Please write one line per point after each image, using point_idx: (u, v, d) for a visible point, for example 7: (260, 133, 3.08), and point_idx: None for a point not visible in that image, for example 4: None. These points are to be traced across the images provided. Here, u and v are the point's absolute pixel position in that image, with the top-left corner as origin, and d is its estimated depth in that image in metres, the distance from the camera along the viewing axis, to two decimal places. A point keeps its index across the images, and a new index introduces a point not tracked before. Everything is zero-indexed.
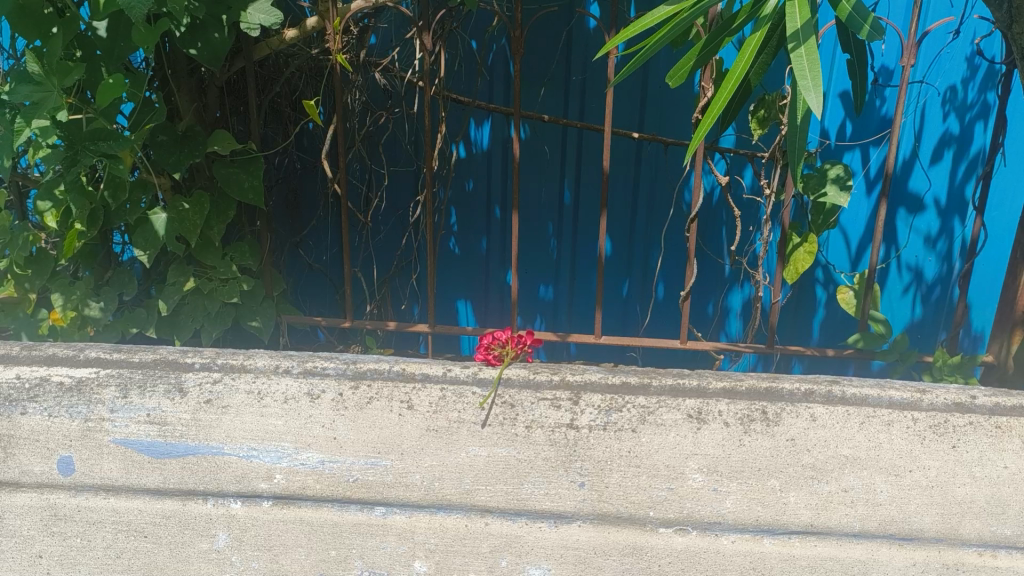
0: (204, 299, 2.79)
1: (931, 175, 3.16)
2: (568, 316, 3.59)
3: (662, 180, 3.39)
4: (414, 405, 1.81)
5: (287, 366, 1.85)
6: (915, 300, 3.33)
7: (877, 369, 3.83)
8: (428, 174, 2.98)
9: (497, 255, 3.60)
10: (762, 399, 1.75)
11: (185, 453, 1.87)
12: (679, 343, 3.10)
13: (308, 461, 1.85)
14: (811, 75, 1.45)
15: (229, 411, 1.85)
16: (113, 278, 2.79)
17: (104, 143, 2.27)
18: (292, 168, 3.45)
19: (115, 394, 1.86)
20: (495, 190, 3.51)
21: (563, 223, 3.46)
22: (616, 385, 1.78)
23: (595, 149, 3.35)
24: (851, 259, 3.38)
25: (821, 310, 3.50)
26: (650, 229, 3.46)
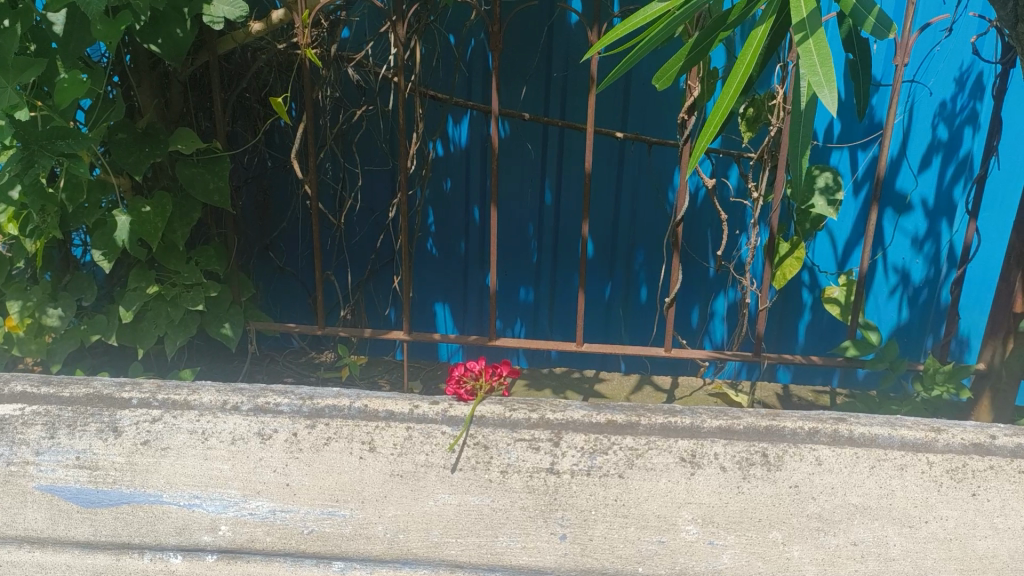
0: (168, 306, 2.65)
1: (920, 177, 3.00)
2: (549, 322, 3.41)
3: (647, 181, 3.21)
4: (377, 447, 1.64)
5: (235, 403, 1.68)
6: (902, 303, 3.17)
7: (864, 376, 3.69)
8: (402, 177, 2.80)
9: (476, 257, 3.41)
10: (761, 438, 1.60)
11: (118, 502, 1.68)
12: (664, 351, 2.94)
13: (257, 510, 1.66)
14: (824, 72, 1.24)
15: (170, 453, 1.66)
16: (72, 283, 2.66)
17: (62, 141, 2.02)
18: (263, 167, 3.23)
19: (41, 435, 1.67)
20: (473, 190, 3.32)
21: (543, 226, 3.28)
22: (601, 424, 1.62)
23: (579, 149, 3.16)
24: (838, 261, 3.23)
25: (806, 315, 3.34)
26: (634, 231, 3.29)
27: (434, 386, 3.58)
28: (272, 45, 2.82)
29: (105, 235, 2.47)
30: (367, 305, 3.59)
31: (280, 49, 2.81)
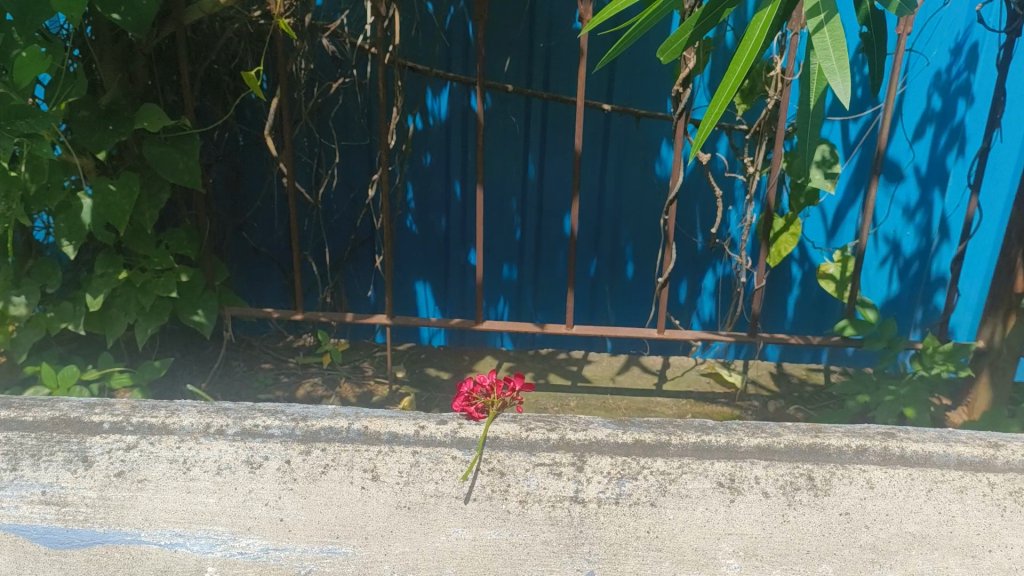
0: (137, 292, 2.46)
1: (914, 148, 2.84)
2: (534, 301, 3.24)
3: (635, 153, 3.03)
4: (380, 475, 1.48)
5: (220, 426, 1.51)
6: (892, 275, 3.02)
7: (853, 352, 3.46)
8: (382, 152, 2.62)
9: (459, 233, 3.20)
10: (804, 458, 1.46)
11: (91, 542, 1.49)
12: (657, 333, 2.82)
13: (249, 550, 1.47)
14: (836, 57, 1.30)
15: (147, 487, 1.49)
16: (34, 268, 2.45)
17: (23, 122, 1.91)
18: (234, 144, 2.96)
19: (2, 466, 1.50)
20: (455, 163, 3.10)
21: (526, 201, 3.09)
22: (628, 444, 1.47)
23: (564, 121, 2.97)
24: (827, 233, 3.10)
25: (795, 289, 3.21)
26: (621, 206, 3.10)
27: (419, 371, 3.33)
28: (241, 14, 2.58)
29: (68, 219, 2.26)
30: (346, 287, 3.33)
31: (251, 18, 2.58)
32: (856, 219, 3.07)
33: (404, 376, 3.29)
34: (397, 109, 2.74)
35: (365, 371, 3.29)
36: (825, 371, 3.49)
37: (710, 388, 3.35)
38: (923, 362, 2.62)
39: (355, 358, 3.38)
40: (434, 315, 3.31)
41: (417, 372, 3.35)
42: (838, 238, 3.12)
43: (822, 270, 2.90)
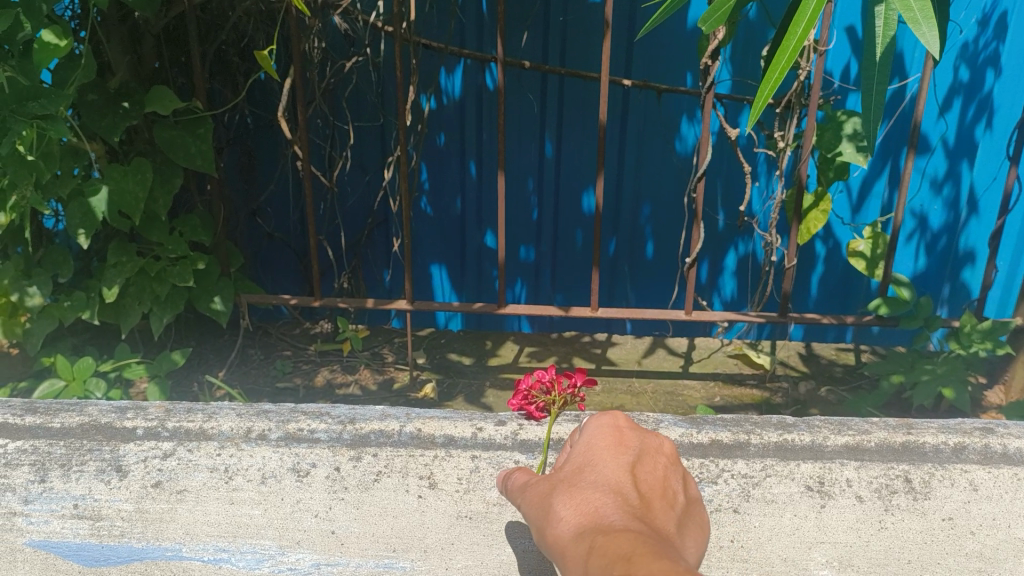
0: (152, 282, 2.35)
1: (944, 120, 2.74)
2: (552, 282, 3.09)
3: (654, 128, 2.89)
4: (438, 482, 1.38)
5: (262, 430, 1.45)
6: (919, 250, 2.93)
7: (879, 330, 3.30)
8: (400, 130, 2.47)
9: (475, 215, 3.02)
10: (897, 457, 1.39)
11: (128, 559, 1.34)
12: (685, 315, 2.69)
13: (298, 565, 1.32)
14: (921, 10, 1.31)
15: (186, 499, 1.37)
16: (46, 258, 2.32)
17: (34, 103, 1.79)
18: (244, 125, 2.79)
19: (30, 478, 1.40)
20: (471, 143, 2.93)
21: (544, 180, 2.94)
22: (703, 444, 1.39)
23: (582, 97, 2.83)
24: (853, 209, 2.98)
25: (819, 267, 3.09)
26: (640, 183, 2.96)
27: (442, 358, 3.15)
28: None
29: (81, 206, 2.13)
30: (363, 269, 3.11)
31: None
32: (883, 194, 2.95)
33: (425, 362, 3.13)
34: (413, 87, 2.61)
35: (384, 357, 3.14)
36: (854, 351, 3.32)
37: (738, 369, 3.19)
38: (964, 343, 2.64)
39: (374, 344, 3.22)
40: (451, 299, 3.15)
41: (437, 357, 3.18)
42: (864, 214, 2.98)
43: (851, 247, 2.76)
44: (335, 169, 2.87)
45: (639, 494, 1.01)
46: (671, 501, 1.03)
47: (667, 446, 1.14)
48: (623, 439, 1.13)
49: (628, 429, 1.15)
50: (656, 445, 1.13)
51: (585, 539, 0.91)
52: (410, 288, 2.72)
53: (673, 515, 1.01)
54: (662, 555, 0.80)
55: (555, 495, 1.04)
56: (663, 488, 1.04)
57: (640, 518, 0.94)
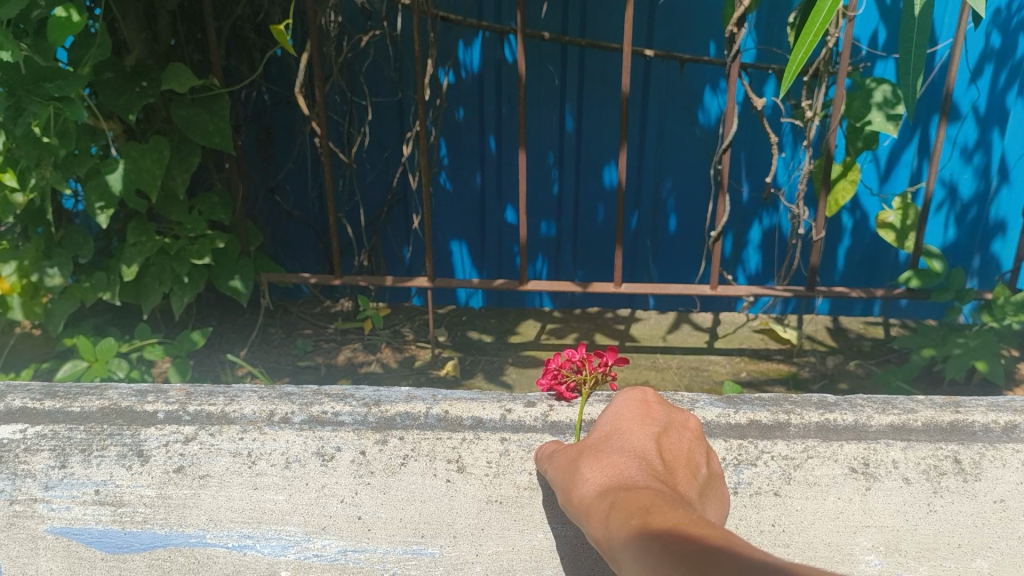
0: (172, 262, 2.31)
1: (976, 86, 2.66)
2: (573, 258, 3.03)
3: (677, 99, 2.81)
4: (466, 466, 1.34)
5: (285, 414, 1.41)
6: (948, 221, 2.85)
7: (906, 303, 3.23)
8: (419, 103, 2.41)
9: (495, 191, 2.96)
10: (946, 438, 1.33)
11: (151, 545, 1.32)
12: (710, 290, 2.62)
13: (325, 552, 1.30)
14: None
15: (210, 484, 1.34)
16: (66, 239, 2.28)
17: (51, 83, 1.77)
18: (261, 103, 2.75)
19: (50, 464, 1.37)
20: (490, 118, 2.86)
21: (564, 155, 2.88)
22: (741, 425, 1.34)
23: (604, 69, 2.75)
24: (881, 179, 2.89)
25: (846, 239, 3.01)
26: (662, 157, 2.89)
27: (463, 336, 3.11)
28: None
29: (99, 185, 2.07)
30: (382, 246, 3.06)
31: None
32: (912, 163, 2.86)
33: (446, 340, 3.09)
34: (431, 60, 2.55)
35: (405, 335, 3.10)
36: (882, 325, 3.24)
37: (764, 344, 3.13)
38: (995, 314, 2.56)
39: (394, 322, 3.18)
40: (470, 276, 3.10)
41: (459, 335, 3.14)
42: (892, 185, 2.90)
43: (879, 218, 2.67)
44: (353, 146, 2.80)
45: (663, 461, 1.03)
46: (693, 471, 1.05)
47: (693, 421, 1.17)
48: (649, 412, 1.16)
49: (655, 404, 1.17)
50: (682, 420, 1.16)
51: (606, 495, 0.94)
52: (430, 266, 2.67)
53: (695, 483, 1.03)
54: (677, 508, 0.84)
55: (581, 458, 1.07)
56: (686, 458, 1.06)
57: (661, 479, 0.97)
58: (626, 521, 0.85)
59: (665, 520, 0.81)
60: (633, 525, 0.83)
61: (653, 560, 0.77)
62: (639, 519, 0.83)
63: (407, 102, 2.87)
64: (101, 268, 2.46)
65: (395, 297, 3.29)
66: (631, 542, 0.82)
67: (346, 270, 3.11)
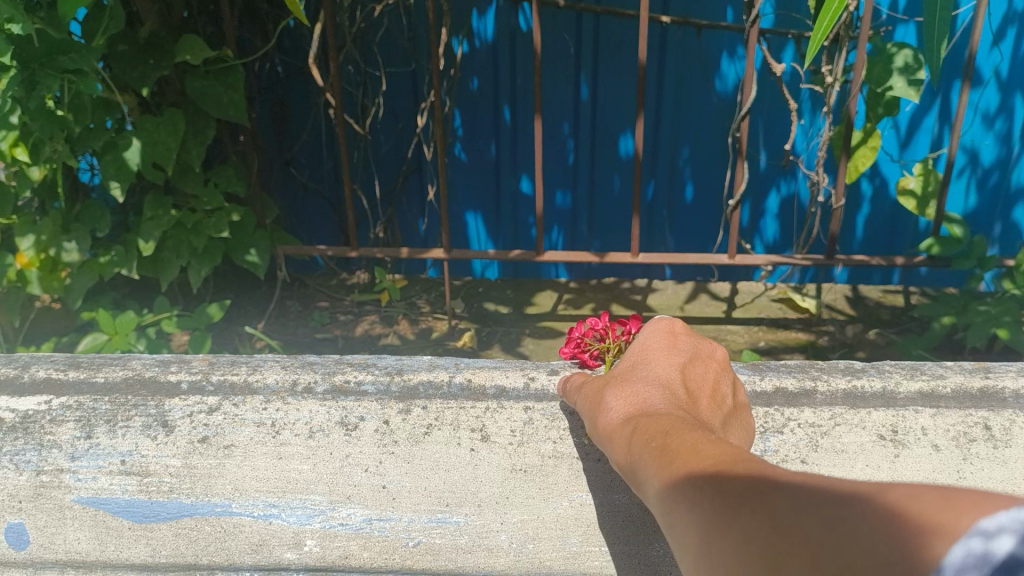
0: (189, 235, 2.31)
1: (998, 50, 2.61)
2: (589, 227, 3.01)
3: (694, 66, 2.77)
4: (490, 435, 1.33)
5: (308, 383, 1.40)
6: (969, 187, 2.81)
7: (927, 271, 3.19)
8: (433, 73, 2.38)
9: (511, 161, 2.93)
10: (976, 404, 1.31)
11: (178, 515, 1.33)
12: (728, 259, 2.59)
13: (350, 521, 1.31)
14: None
15: (235, 454, 1.34)
16: (84, 213, 2.27)
17: (65, 57, 1.76)
18: (274, 74, 2.72)
19: (75, 435, 1.37)
20: (505, 86, 2.83)
21: (580, 124, 2.84)
22: (767, 392, 1.33)
23: (619, 37, 2.71)
24: (901, 145, 2.85)
25: (866, 207, 2.97)
26: (679, 124, 2.85)
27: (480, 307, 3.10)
28: None
29: (116, 159, 2.06)
30: (398, 218, 3.04)
31: None
32: (932, 130, 2.82)
33: (463, 311, 3.08)
34: (445, 28, 2.51)
35: (421, 307, 3.10)
36: (903, 293, 3.21)
37: (783, 313, 3.10)
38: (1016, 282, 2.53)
39: (411, 294, 3.17)
40: (486, 247, 3.08)
41: (475, 306, 3.13)
42: (912, 152, 2.85)
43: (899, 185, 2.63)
44: (368, 117, 2.78)
45: (687, 390, 1.03)
46: (718, 402, 1.06)
47: (721, 352, 1.15)
48: (676, 341, 1.14)
49: (682, 334, 1.16)
50: (709, 351, 1.14)
51: (629, 422, 0.95)
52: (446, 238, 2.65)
53: (718, 414, 1.03)
54: (696, 431, 0.84)
55: (607, 388, 1.07)
56: (711, 388, 1.07)
57: (683, 407, 0.97)
58: (646, 444, 0.86)
59: (683, 443, 0.81)
60: (652, 450, 0.84)
61: (669, 479, 0.77)
62: (660, 442, 0.84)
63: (421, 72, 2.83)
64: (118, 241, 2.46)
65: (412, 268, 3.28)
66: (650, 466, 0.83)
67: (362, 241, 3.10)
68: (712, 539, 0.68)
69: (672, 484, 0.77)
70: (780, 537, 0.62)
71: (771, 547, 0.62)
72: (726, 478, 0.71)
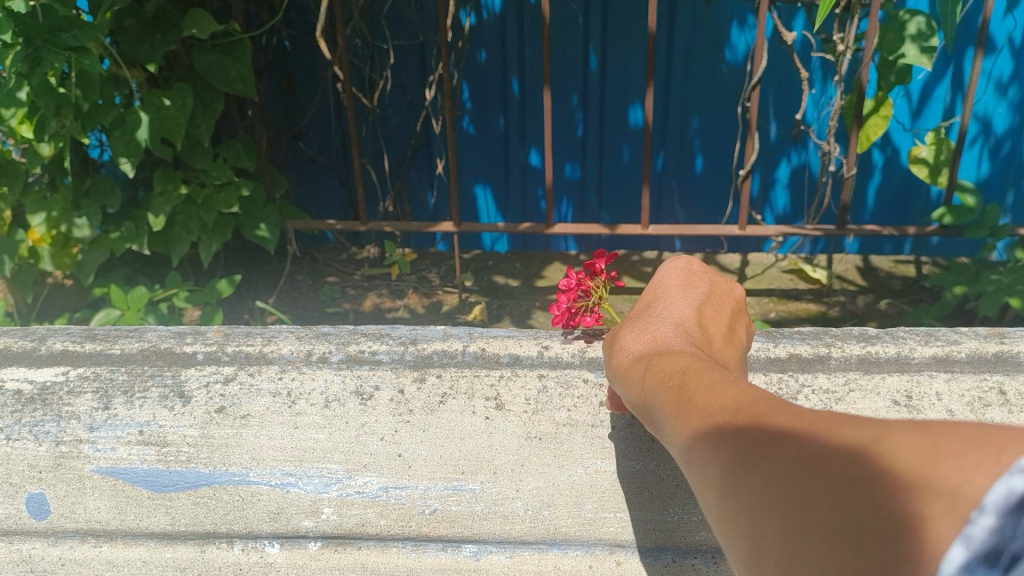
0: (199, 210, 2.31)
1: (1012, 16, 2.56)
2: (599, 199, 3.00)
3: (705, 35, 2.74)
4: (505, 403, 1.33)
5: (323, 354, 1.40)
6: (982, 156, 2.79)
7: (939, 240, 3.17)
8: (441, 45, 2.36)
9: (521, 133, 2.92)
10: (990, 369, 1.31)
11: (196, 484, 1.35)
12: (738, 230, 2.58)
13: (367, 489, 1.33)
14: None
15: (251, 424, 1.34)
16: (94, 189, 2.26)
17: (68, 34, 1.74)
18: (282, 49, 2.71)
19: (94, 406, 1.37)
20: (514, 58, 2.81)
21: (589, 94, 2.83)
22: (782, 359, 1.33)
23: (628, 7, 2.69)
24: (913, 114, 2.82)
25: (878, 176, 2.95)
26: (689, 95, 2.83)
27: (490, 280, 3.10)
28: None
29: (124, 134, 2.06)
30: (408, 191, 3.04)
31: None
32: (946, 98, 2.79)
33: (472, 284, 3.08)
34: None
35: (432, 280, 3.10)
36: (914, 263, 3.19)
37: (794, 285, 3.10)
38: None
39: (421, 268, 3.17)
40: (496, 220, 3.08)
41: (485, 280, 3.13)
42: (924, 121, 2.83)
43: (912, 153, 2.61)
44: (376, 90, 2.76)
45: (703, 330, 0.99)
46: (733, 341, 1.03)
47: (737, 293, 1.12)
48: (693, 279, 1.12)
49: (699, 274, 1.13)
50: (726, 290, 1.12)
51: (644, 361, 0.89)
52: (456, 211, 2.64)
53: (734, 353, 1.00)
54: (715, 368, 0.79)
55: (624, 326, 1.04)
56: (728, 329, 1.04)
57: (702, 348, 0.92)
58: (662, 383, 0.80)
59: (700, 380, 0.76)
60: (668, 388, 0.79)
61: (688, 420, 0.71)
62: (677, 380, 0.78)
63: (429, 45, 2.81)
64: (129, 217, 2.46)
65: (422, 242, 3.28)
66: (666, 405, 0.77)
67: (372, 215, 3.09)
68: (736, 481, 0.62)
69: (690, 421, 0.71)
70: (805, 472, 0.58)
71: (802, 484, 0.57)
72: (747, 414, 0.65)
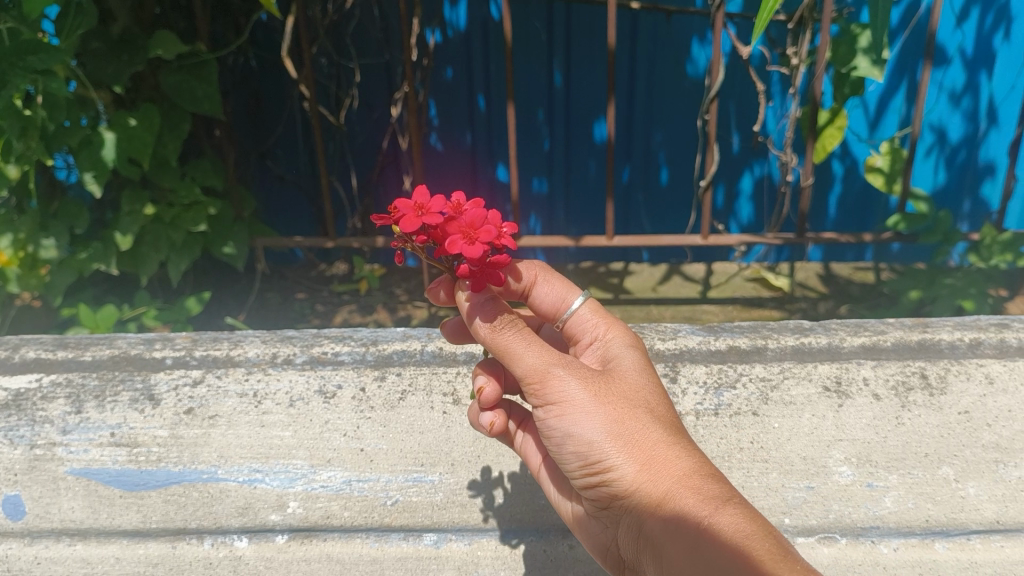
0: (167, 229, 2.37)
1: (961, 30, 2.68)
2: (566, 211, 3.11)
3: (664, 50, 2.82)
4: (461, 398, 1.43)
5: (287, 356, 1.50)
6: (938, 164, 2.92)
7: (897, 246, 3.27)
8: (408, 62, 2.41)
9: (487, 150, 3.01)
10: (915, 356, 1.46)
11: (167, 482, 1.40)
12: (701, 240, 2.65)
13: (331, 482, 1.39)
14: None
15: (219, 423, 1.43)
16: (61, 210, 2.32)
17: (35, 57, 1.78)
18: (248, 68, 2.75)
19: (66, 410, 1.44)
20: (479, 76, 2.89)
21: (554, 108, 2.90)
22: (722, 351, 1.47)
23: (590, 21, 2.76)
24: (870, 124, 2.93)
25: (837, 186, 3.06)
26: (652, 109, 2.92)
27: None
28: None
29: (91, 155, 2.12)
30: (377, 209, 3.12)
31: None
32: (900, 109, 2.90)
33: None
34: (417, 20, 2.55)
35: (400, 295, 3.16)
36: (872, 270, 3.30)
37: (756, 293, 3.18)
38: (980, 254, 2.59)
39: (390, 283, 3.24)
40: None
41: None
42: (882, 131, 2.94)
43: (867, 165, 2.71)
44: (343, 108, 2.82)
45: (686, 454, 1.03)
46: None
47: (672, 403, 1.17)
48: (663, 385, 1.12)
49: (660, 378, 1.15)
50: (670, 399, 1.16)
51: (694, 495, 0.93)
52: None
53: None
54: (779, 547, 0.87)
55: (633, 411, 1.02)
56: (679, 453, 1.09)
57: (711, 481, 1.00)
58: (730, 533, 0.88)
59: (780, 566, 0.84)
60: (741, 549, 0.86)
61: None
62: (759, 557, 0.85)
63: (395, 62, 2.87)
64: (96, 236, 2.48)
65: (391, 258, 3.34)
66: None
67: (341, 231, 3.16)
68: None
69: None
70: None
71: None
72: None
